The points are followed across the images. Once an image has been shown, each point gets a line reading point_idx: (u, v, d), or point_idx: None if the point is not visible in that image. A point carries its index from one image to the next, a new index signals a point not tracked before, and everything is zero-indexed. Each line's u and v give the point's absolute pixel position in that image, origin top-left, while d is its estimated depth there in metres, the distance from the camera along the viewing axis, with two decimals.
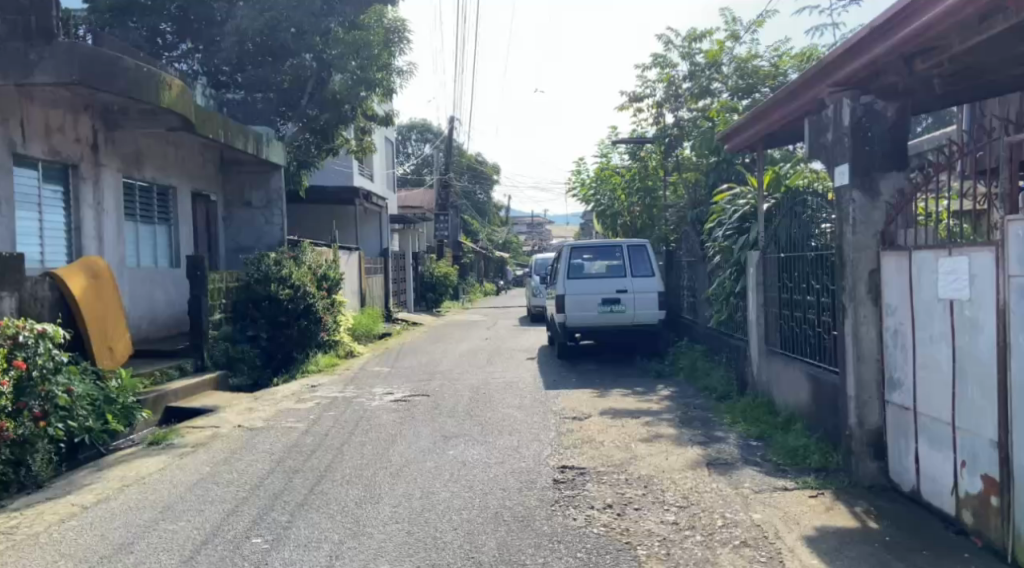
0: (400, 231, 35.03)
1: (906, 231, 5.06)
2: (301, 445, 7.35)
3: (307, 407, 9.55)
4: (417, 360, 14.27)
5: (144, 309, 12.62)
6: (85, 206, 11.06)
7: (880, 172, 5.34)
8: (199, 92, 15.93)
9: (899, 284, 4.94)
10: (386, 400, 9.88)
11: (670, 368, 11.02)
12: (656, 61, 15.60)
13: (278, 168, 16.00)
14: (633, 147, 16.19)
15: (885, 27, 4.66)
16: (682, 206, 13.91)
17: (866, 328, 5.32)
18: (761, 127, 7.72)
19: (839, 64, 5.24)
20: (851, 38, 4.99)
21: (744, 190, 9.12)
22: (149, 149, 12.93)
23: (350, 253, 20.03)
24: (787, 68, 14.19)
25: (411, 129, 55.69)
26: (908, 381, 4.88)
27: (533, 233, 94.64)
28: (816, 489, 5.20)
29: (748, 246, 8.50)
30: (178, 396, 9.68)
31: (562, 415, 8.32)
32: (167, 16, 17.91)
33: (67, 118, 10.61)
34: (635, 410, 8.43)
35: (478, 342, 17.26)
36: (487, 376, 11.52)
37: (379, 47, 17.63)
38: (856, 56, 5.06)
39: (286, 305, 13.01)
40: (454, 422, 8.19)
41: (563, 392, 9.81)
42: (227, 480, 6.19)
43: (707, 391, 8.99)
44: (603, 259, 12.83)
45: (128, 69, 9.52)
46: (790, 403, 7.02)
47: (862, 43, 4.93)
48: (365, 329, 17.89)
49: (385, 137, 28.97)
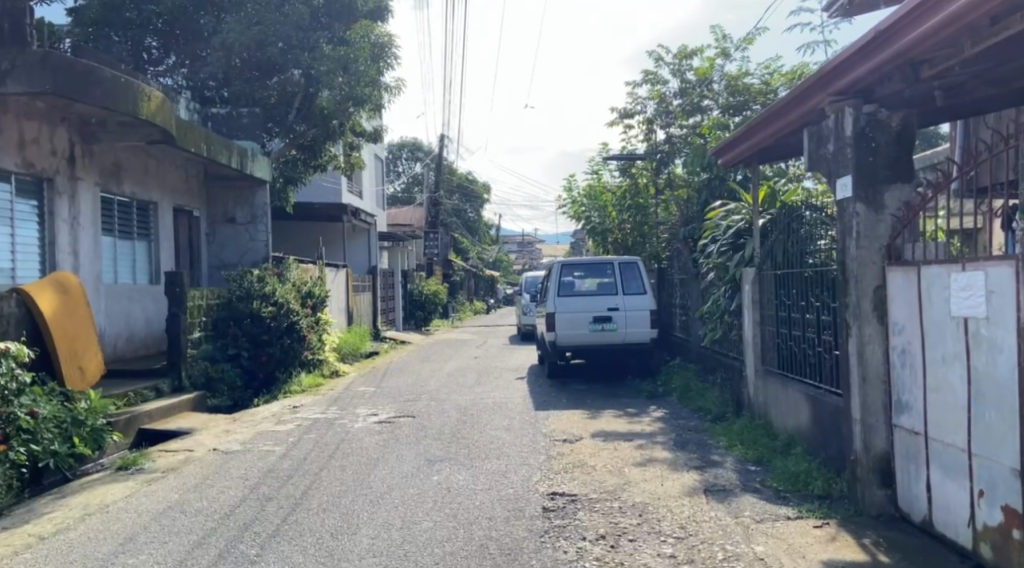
0: (389, 249, 34.73)
1: (914, 245, 4.78)
2: (278, 470, 7.01)
3: (287, 429, 9.20)
4: (404, 379, 13.92)
5: (121, 326, 12.25)
6: (59, 221, 10.73)
7: (884, 183, 5.07)
8: (182, 106, 15.70)
9: (908, 302, 4.67)
10: (370, 421, 9.53)
11: (662, 388, 10.74)
12: (647, 78, 15.43)
13: (263, 183, 15.75)
14: (624, 164, 15.98)
15: (890, 31, 4.41)
16: (673, 223, 13.73)
17: (872, 347, 5.02)
18: (757, 140, 7.45)
19: (840, 70, 4.97)
20: (854, 44, 4.73)
21: (738, 205, 8.84)
22: (129, 162, 12.61)
23: (336, 270, 19.71)
24: (779, 85, 14.02)
25: (401, 147, 55.30)
26: (919, 404, 4.59)
27: (524, 252, 94.47)
28: (820, 519, 4.90)
29: (743, 263, 8.22)
30: (152, 418, 9.32)
31: (551, 438, 8.01)
32: (151, 30, 17.58)
33: (42, 130, 10.31)
34: (627, 432, 8.13)
35: (466, 361, 16.93)
36: (476, 397, 11.20)
37: (366, 63, 17.45)
38: (860, 61, 4.80)
39: (269, 323, 12.70)
40: (439, 445, 7.86)
41: (553, 414, 9.50)
42: (196, 509, 5.83)
43: (702, 412, 8.70)
44: (593, 276, 12.57)
45: (106, 80, 9.29)
46: (789, 426, 6.73)
47: (866, 49, 4.67)
48: (351, 347, 17.56)
49: (374, 154, 28.71)
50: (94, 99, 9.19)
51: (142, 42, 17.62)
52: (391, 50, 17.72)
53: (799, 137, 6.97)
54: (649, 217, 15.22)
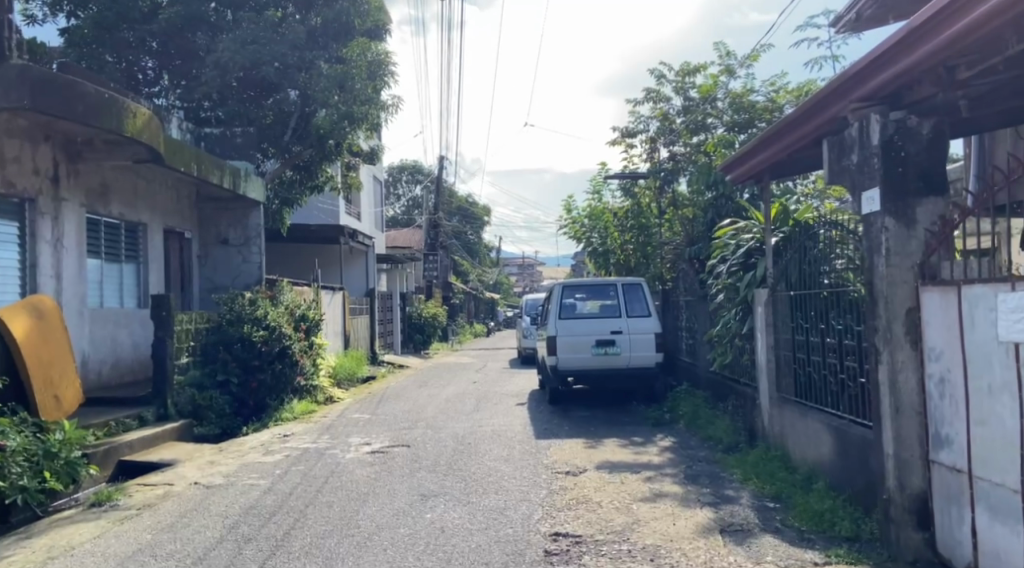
0: (388, 271, 34.39)
1: (951, 263, 4.37)
2: (261, 507, 6.54)
3: (274, 460, 8.73)
4: (400, 406, 13.46)
5: (106, 352, 11.82)
6: (42, 242, 10.33)
7: (915, 196, 4.66)
8: (174, 125, 15.35)
9: (946, 325, 4.24)
10: (362, 451, 9.07)
11: (669, 415, 10.27)
12: (649, 96, 15.11)
13: (257, 204, 15.42)
14: (626, 183, 15.61)
15: (922, 30, 4.02)
16: (678, 242, 13.34)
17: (905, 375, 4.60)
18: (771, 153, 7.05)
19: (867, 74, 4.59)
20: (882, 45, 4.35)
21: (747, 223, 8.41)
22: (116, 183, 12.25)
23: (333, 293, 19.32)
24: (785, 102, 13.78)
25: (401, 170, 55.32)
26: (961, 439, 4.15)
27: (524, 274, 94.09)
28: (851, 565, 4.45)
29: (754, 284, 7.80)
30: (133, 449, 8.86)
31: (553, 470, 7.54)
32: (146, 51, 17.37)
33: (24, 148, 9.94)
34: (634, 463, 7.66)
35: (465, 386, 16.45)
36: (474, 424, 10.75)
37: (363, 81, 17.13)
38: (888, 63, 4.41)
39: (260, 348, 12.27)
40: (433, 478, 7.39)
41: (555, 443, 9.04)
42: (167, 552, 5.37)
43: (712, 442, 8.24)
44: (596, 298, 12.15)
45: (88, 95, 8.94)
46: (810, 459, 6.28)
47: (896, 50, 4.28)
48: (346, 373, 17.10)
49: (372, 176, 28.32)
50: (76, 114, 8.85)
51: (137, 62, 17.43)
52: (389, 68, 17.46)
53: (814, 149, 6.59)
54: (653, 237, 14.82)
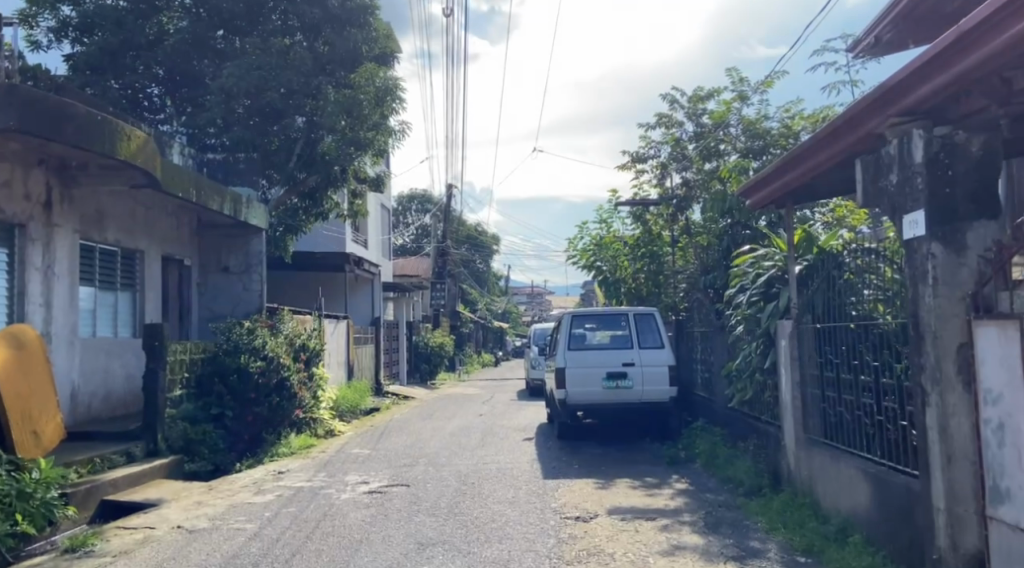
0: (395, 299, 34.01)
1: (1007, 295, 3.89)
2: (244, 556, 6.03)
3: (264, 502, 8.23)
4: (403, 440, 12.94)
5: (97, 384, 11.40)
6: (31, 269, 9.93)
7: (965, 220, 4.20)
8: (176, 151, 15.05)
9: (1005, 363, 3.74)
10: (359, 492, 8.54)
11: (685, 454, 9.73)
12: (660, 121, 14.73)
13: (259, 232, 15.04)
14: (636, 211, 15.13)
15: (966, 39, 3.56)
16: (692, 271, 12.86)
17: (957, 420, 4.12)
18: (792, 176, 6.61)
19: (907, 86, 4.14)
20: (923, 55, 3.90)
21: (768, 251, 7.90)
22: (113, 209, 11.90)
23: (337, 322, 18.89)
24: (801, 129, 13.29)
25: (411, 199, 55.27)
26: (1022, 494, 3.62)
27: (533, 303, 93.69)
28: None
29: (777, 315, 7.31)
30: (116, 489, 8.41)
31: (562, 515, 7.01)
32: (152, 77, 17.16)
33: (16, 172, 9.56)
34: (648, 508, 7.13)
35: (471, 419, 15.92)
36: (480, 461, 10.21)
37: (369, 107, 16.75)
38: (931, 75, 3.95)
39: (257, 380, 11.88)
40: (432, 524, 6.88)
41: (564, 483, 8.50)
42: None
43: (732, 484, 7.70)
44: (606, 328, 11.65)
45: (77, 116, 8.58)
46: (844, 509, 5.75)
47: (939, 60, 3.83)
48: (348, 404, 16.58)
49: (379, 203, 28.03)
50: (65, 136, 8.48)
51: (142, 88, 17.18)
52: (396, 93, 17.13)
53: (844, 169, 6.13)
54: (664, 266, 14.27)
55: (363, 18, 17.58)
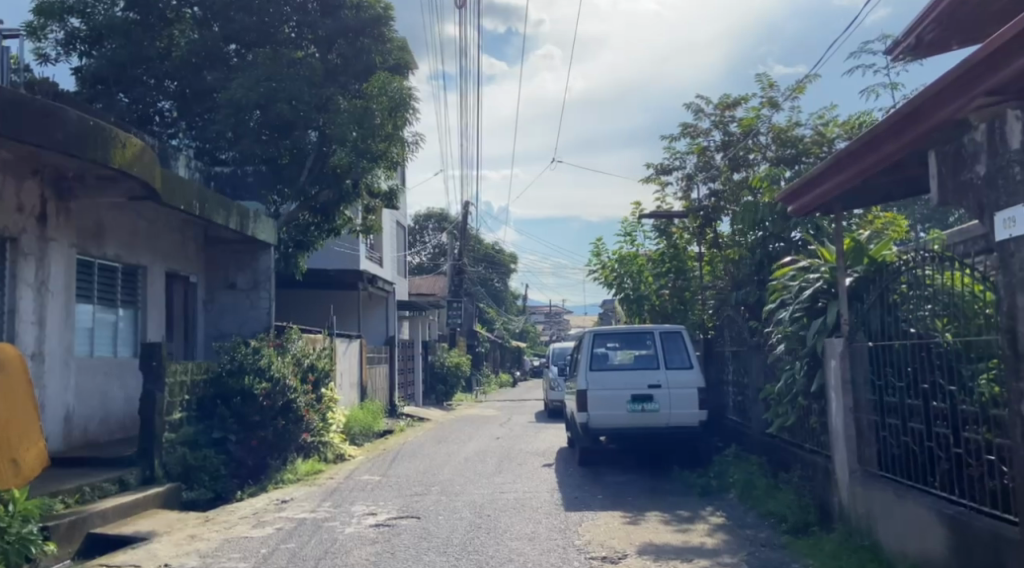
0: (410, 318, 33.45)
1: None
2: None
3: (262, 536, 7.58)
4: (416, 465, 12.27)
5: (94, 407, 10.86)
6: (23, 285, 9.40)
7: None
8: (182, 164, 14.54)
9: None
10: (366, 525, 7.89)
11: (718, 483, 8.99)
12: (685, 130, 14.08)
13: (267, 247, 14.51)
14: (660, 224, 14.38)
15: None
16: (723, 287, 12.14)
17: None
18: (849, 175, 5.93)
19: (986, 69, 3.53)
20: (1003, 31, 3.25)
21: (812, 262, 7.20)
22: (113, 224, 11.41)
23: (349, 342, 18.30)
24: (835, 136, 12.59)
25: (428, 218, 54.90)
26: None
27: (551, 322, 92.97)
28: None
29: (824, 332, 6.61)
30: (105, 521, 7.85)
31: (588, 554, 6.31)
32: (163, 91, 16.88)
33: (8, 183, 9.06)
34: (683, 547, 6.42)
35: (488, 443, 15.21)
36: (496, 490, 9.52)
37: (382, 117, 16.04)
38: (1012, 58, 3.34)
39: (261, 403, 11.36)
40: (443, 563, 6.20)
41: (589, 516, 7.79)
42: None
43: (775, 519, 6.96)
44: (629, 347, 10.97)
45: (69, 120, 8.07)
46: (913, 553, 5.02)
47: (1017, 43, 3.22)
48: (361, 427, 15.94)
49: (394, 220, 27.48)
50: (55, 142, 7.96)
51: (153, 103, 16.92)
52: (410, 103, 16.40)
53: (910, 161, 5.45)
54: (692, 282, 13.75)
55: (381, 29, 17.29)
